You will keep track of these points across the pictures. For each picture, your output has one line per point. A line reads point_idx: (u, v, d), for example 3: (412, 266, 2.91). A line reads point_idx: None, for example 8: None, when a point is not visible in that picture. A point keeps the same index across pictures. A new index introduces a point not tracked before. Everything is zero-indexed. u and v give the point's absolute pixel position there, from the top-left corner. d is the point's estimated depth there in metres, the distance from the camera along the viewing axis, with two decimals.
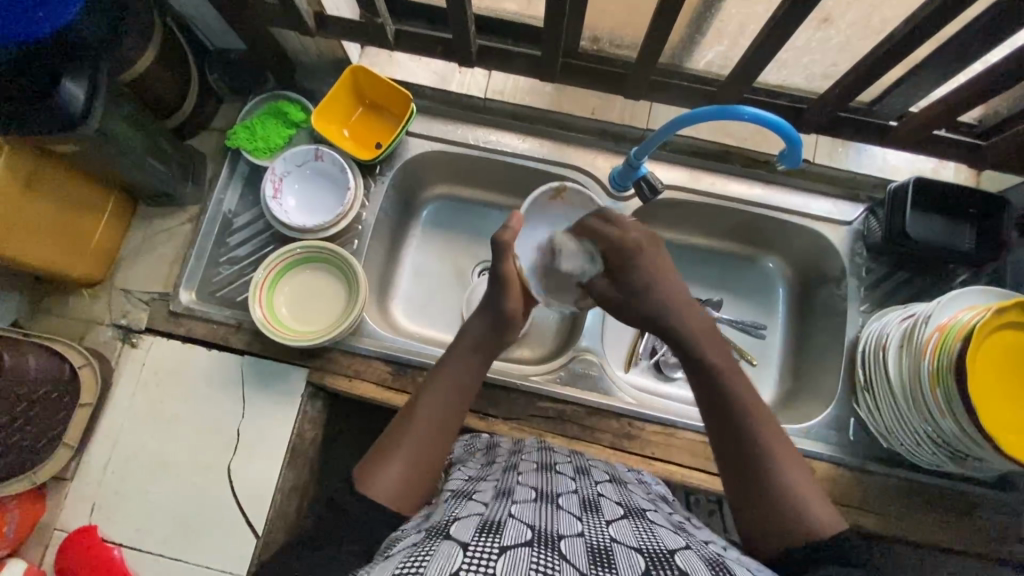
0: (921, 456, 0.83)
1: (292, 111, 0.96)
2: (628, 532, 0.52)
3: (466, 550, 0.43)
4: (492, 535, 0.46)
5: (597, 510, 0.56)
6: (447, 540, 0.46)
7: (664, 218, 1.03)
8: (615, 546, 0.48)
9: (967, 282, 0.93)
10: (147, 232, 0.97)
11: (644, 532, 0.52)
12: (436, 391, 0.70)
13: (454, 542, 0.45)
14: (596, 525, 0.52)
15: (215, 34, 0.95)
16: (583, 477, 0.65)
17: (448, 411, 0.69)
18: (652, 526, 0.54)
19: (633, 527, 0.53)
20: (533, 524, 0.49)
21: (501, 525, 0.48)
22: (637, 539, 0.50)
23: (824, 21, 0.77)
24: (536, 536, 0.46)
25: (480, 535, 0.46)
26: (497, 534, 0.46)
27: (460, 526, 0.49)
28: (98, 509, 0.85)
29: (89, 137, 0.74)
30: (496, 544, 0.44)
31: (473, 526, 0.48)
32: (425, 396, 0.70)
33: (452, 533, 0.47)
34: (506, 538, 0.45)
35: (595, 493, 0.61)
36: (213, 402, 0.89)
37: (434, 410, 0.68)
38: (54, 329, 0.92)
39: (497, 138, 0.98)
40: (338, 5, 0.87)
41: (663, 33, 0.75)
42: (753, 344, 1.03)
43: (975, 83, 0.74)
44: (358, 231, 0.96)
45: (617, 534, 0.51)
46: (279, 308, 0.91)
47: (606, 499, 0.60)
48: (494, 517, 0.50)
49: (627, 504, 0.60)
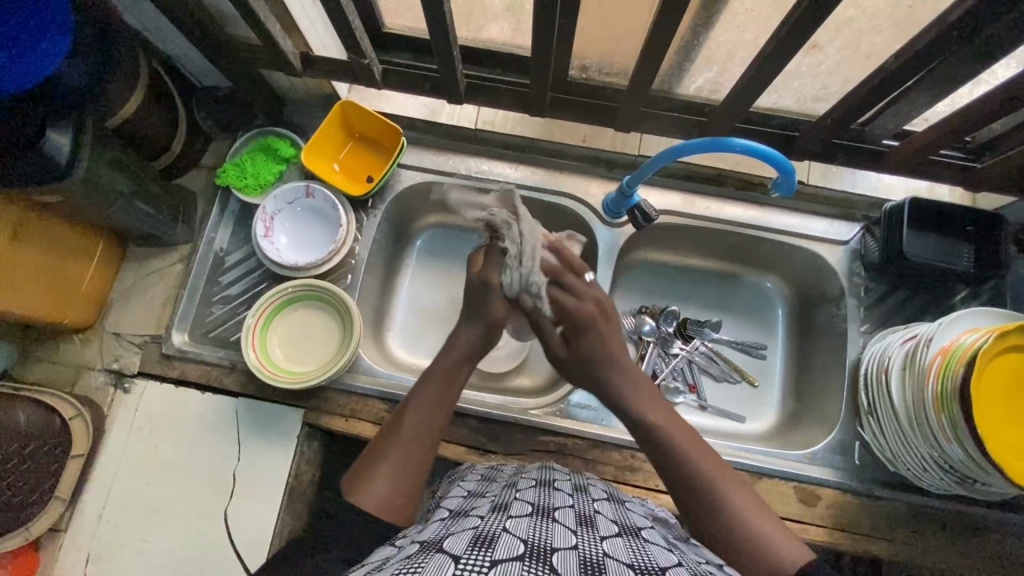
0: (928, 481, 0.81)
1: (281, 147, 0.95)
2: (621, 548, 0.50)
3: (458, 563, 0.42)
4: (484, 548, 0.44)
5: (591, 526, 0.54)
6: (439, 554, 0.44)
7: (660, 241, 1.02)
8: (607, 560, 0.46)
9: (967, 300, 0.92)
10: (139, 274, 0.96)
11: (637, 549, 0.50)
12: (425, 394, 0.68)
13: (447, 555, 0.43)
14: (589, 540, 0.50)
15: (202, 71, 0.96)
16: (580, 494, 0.63)
17: (432, 416, 0.67)
18: (646, 545, 0.52)
19: (627, 545, 0.51)
20: (526, 537, 0.47)
21: (494, 540, 0.46)
22: (629, 555, 0.48)
23: (813, 47, 0.76)
24: (528, 548, 0.45)
25: (473, 549, 0.44)
26: (489, 547, 0.45)
27: (454, 539, 0.47)
28: (93, 560, 0.83)
29: (78, 187, 0.73)
30: (488, 558, 0.42)
31: (467, 539, 0.47)
32: (413, 407, 0.68)
33: (445, 547, 0.46)
34: (498, 552, 0.44)
35: (592, 510, 0.59)
36: (209, 445, 0.88)
37: (421, 419, 0.67)
38: (47, 375, 0.91)
39: (489, 167, 0.98)
40: (326, 45, 0.88)
41: (652, 64, 0.75)
42: (753, 365, 1.03)
43: (969, 108, 0.74)
44: (352, 266, 0.95)
45: (610, 549, 0.49)
46: (273, 349, 0.90)
47: (602, 516, 0.58)
48: (489, 532, 0.48)
49: (622, 522, 0.58)
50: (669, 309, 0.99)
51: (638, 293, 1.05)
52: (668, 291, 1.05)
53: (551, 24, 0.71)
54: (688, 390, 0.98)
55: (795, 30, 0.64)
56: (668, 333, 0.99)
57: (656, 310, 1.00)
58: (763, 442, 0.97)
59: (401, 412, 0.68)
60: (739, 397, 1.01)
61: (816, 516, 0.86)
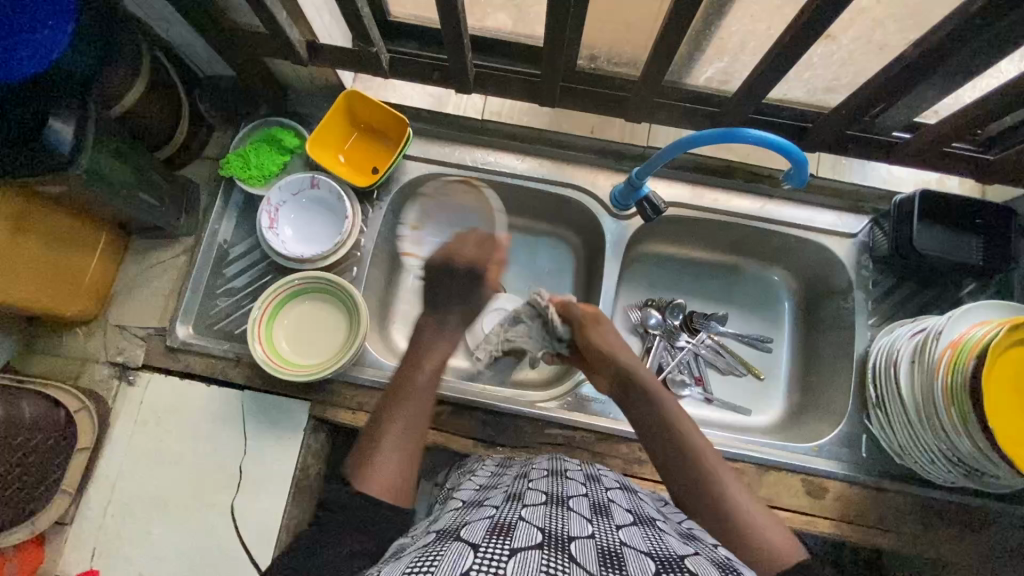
0: (936, 473, 0.81)
1: (286, 138, 0.94)
2: (638, 537, 0.49)
3: (476, 552, 0.41)
4: (502, 537, 0.44)
5: (607, 515, 0.53)
6: (456, 543, 0.44)
7: (667, 233, 1.02)
8: (625, 549, 0.46)
9: (975, 293, 0.92)
10: (142, 265, 0.95)
11: (653, 537, 0.50)
12: (415, 397, 0.71)
13: (464, 544, 0.43)
14: (606, 529, 0.50)
15: (204, 60, 0.94)
16: (593, 483, 0.63)
17: (422, 416, 0.70)
18: (662, 533, 0.52)
19: (643, 533, 0.51)
20: (543, 526, 0.47)
21: (510, 528, 0.46)
22: (647, 544, 0.48)
23: (827, 37, 0.75)
24: (546, 537, 0.44)
25: (490, 538, 0.44)
26: (507, 536, 0.44)
27: (470, 528, 0.47)
28: (99, 553, 0.83)
29: (80, 177, 0.72)
30: (506, 547, 0.42)
31: (484, 528, 0.46)
32: (407, 396, 0.71)
33: (461, 536, 0.45)
34: (516, 541, 0.43)
35: (606, 499, 0.58)
36: (215, 439, 0.87)
37: (415, 404, 0.70)
38: (50, 368, 0.91)
39: (495, 159, 0.97)
40: (331, 33, 0.87)
41: (665, 53, 0.74)
42: (760, 358, 1.03)
43: (984, 100, 0.73)
44: (357, 258, 0.94)
45: (627, 538, 0.48)
46: (279, 342, 0.89)
47: (616, 505, 0.58)
48: (505, 520, 0.48)
49: (636, 511, 0.58)
50: (675, 302, 0.98)
51: (644, 286, 1.05)
52: (675, 284, 1.05)
53: (562, 13, 0.69)
54: (695, 383, 0.98)
55: (812, 19, 0.63)
56: (674, 326, 0.99)
57: (662, 304, 0.99)
58: (768, 435, 0.97)
59: (392, 413, 0.69)
60: (745, 389, 1.01)
61: (823, 508, 0.86)
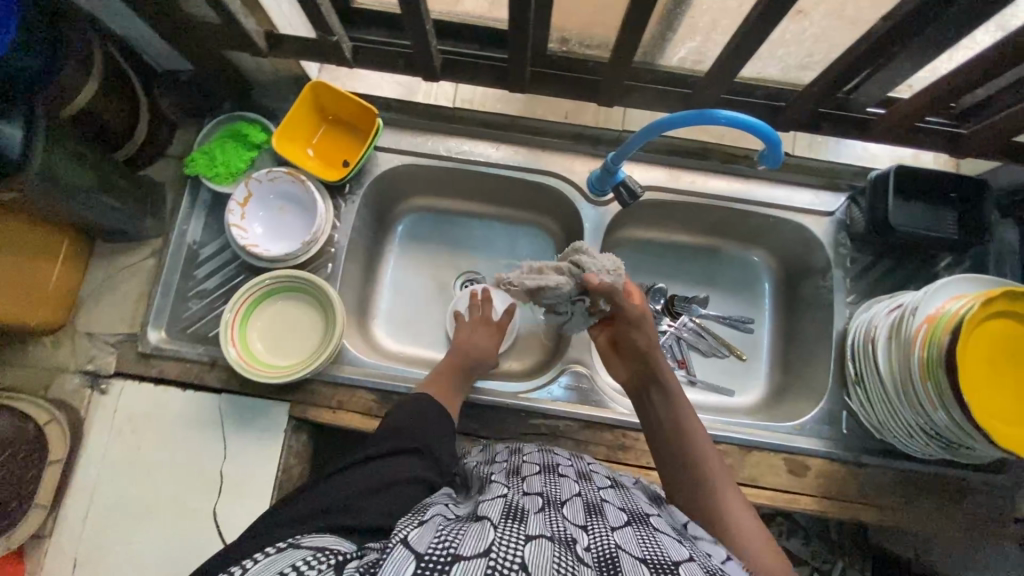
0: (914, 447, 0.82)
1: (251, 133, 0.91)
2: (631, 539, 0.49)
3: (495, 533, 0.41)
4: (516, 522, 0.44)
5: (601, 517, 0.53)
6: (475, 522, 0.44)
7: (646, 217, 1.01)
8: (620, 554, 0.45)
9: (950, 266, 0.93)
10: (109, 270, 0.92)
11: (647, 539, 0.49)
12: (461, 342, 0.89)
13: (484, 524, 0.43)
14: (600, 532, 0.49)
15: (162, 54, 0.91)
16: (585, 482, 0.63)
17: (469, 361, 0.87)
18: (656, 534, 0.52)
19: (638, 534, 0.50)
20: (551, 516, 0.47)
21: (524, 513, 0.46)
22: (641, 547, 0.47)
23: (797, 13, 0.74)
24: (556, 531, 0.44)
25: (506, 520, 0.44)
26: (522, 521, 0.44)
27: (486, 508, 0.47)
28: (80, 565, 0.81)
29: (34, 182, 0.69)
30: (523, 532, 0.42)
31: (499, 510, 0.46)
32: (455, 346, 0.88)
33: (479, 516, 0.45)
34: (530, 526, 0.43)
35: (599, 499, 0.58)
36: (194, 443, 0.86)
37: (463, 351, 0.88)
38: (17, 381, 0.88)
39: (469, 147, 0.95)
40: (292, 24, 0.86)
41: (635, 33, 0.72)
42: (741, 339, 1.03)
43: (956, 73, 0.72)
44: (331, 254, 0.92)
45: (622, 541, 0.48)
46: (254, 342, 0.88)
47: (609, 505, 0.57)
48: (518, 505, 0.48)
49: (629, 509, 0.57)
50: (656, 286, 0.98)
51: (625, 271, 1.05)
52: (656, 268, 1.05)
53: None
54: (678, 366, 0.98)
55: None
56: (656, 311, 0.98)
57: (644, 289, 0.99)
58: (751, 415, 0.98)
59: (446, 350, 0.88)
60: (727, 371, 1.02)
61: (806, 486, 0.87)
